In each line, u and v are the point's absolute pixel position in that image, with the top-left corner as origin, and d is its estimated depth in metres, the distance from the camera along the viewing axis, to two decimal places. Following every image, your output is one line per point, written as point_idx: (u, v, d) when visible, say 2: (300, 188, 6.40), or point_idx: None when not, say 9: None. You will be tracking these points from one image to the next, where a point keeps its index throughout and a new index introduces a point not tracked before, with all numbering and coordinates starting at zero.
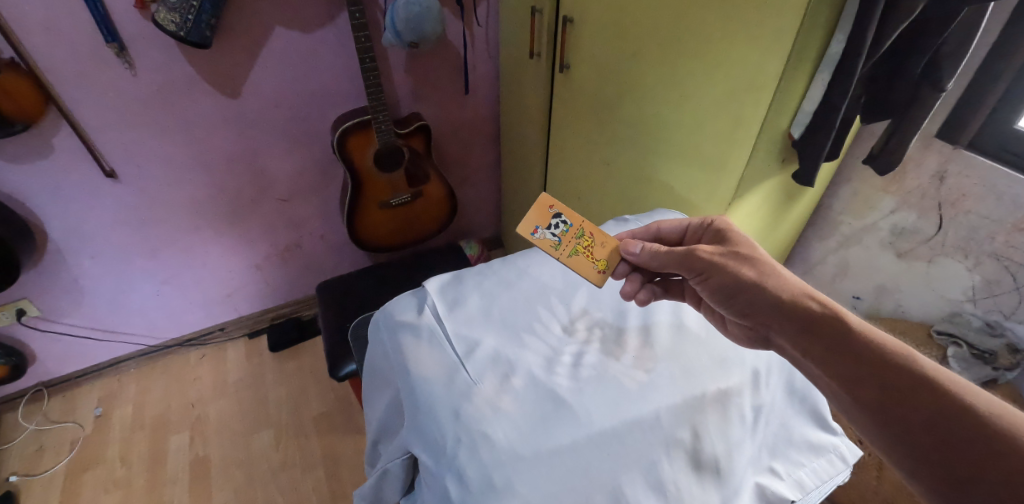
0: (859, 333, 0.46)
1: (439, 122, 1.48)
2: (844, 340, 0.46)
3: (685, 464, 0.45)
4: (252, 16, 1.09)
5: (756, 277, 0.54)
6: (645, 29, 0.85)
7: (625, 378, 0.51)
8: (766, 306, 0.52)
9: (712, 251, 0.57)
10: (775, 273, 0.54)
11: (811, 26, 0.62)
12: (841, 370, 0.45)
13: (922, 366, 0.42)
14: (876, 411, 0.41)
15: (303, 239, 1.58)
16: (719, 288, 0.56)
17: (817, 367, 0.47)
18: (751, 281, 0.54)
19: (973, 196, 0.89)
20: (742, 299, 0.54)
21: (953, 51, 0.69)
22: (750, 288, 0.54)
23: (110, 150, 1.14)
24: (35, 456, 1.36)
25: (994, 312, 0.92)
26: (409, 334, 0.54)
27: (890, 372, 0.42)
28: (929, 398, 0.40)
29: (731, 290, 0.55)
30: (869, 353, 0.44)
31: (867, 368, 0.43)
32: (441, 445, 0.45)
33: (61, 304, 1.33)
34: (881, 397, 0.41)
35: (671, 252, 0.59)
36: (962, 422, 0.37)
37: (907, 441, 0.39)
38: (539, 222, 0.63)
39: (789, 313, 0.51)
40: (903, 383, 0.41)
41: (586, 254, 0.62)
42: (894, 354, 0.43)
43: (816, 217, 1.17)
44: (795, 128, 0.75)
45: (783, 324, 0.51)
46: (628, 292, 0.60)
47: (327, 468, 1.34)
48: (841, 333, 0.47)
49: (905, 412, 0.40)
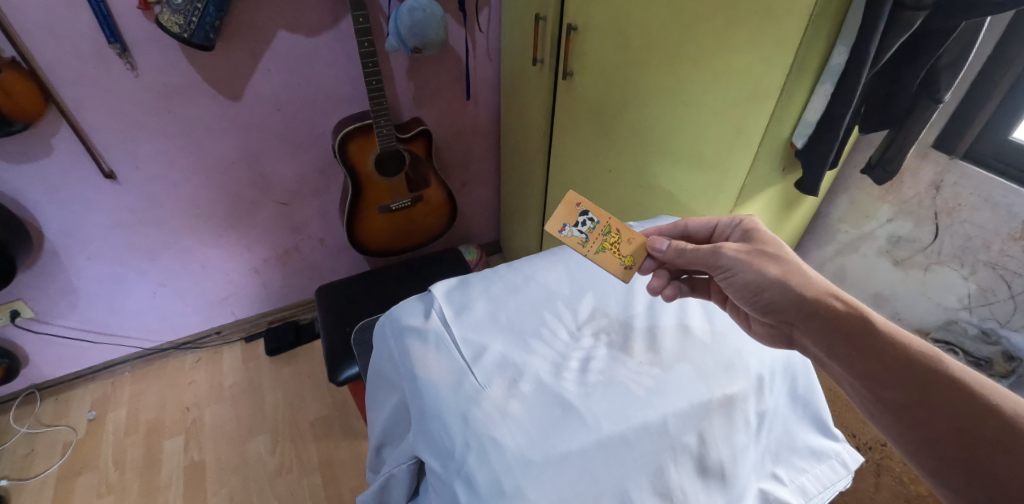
0: (885, 334, 0.47)
1: (441, 126, 1.48)
2: (869, 341, 0.47)
3: (691, 469, 0.46)
4: (256, 19, 1.10)
5: (781, 274, 0.54)
6: (650, 37, 0.85)
7: (633, 383, 0.51)
8: (791, 304, 0.53)
9: (737, 249, 0.57)
10: (801, 272, 0.54)
11: (813, 37, 0.63)
12: (866, 372, 0.46)
13: (948, 367, 0.43)
14: (898, 412, 0.43)
15: (301, 243, 1.57)
16: (742, 286, 0.57)
17: (842, 370, 0.48)
18: (775, 280, 0.54)
19: (969, 205, 0.90)
20: (766, 294, 0.55)
21: (950, 64, 0.71)
22: (772, 284, 0.54)
23: (109, 151, 1.13)
24: (26, 460, 1.34)
25: (989, 320, 0.94)
26: (416, 338, 0.54)
27: (919, 371, 0.43)
28: (954, 399, 0.41)
29: (755, 287, 0.56)
30: (893, 352, 0.45)
31: (889, 369, 0.44)
32: (450, 449, 0.45)
33: (56, 306, 1.31)
34: (904, 399, 0.42)
35: (697, 251, 0.59)
36: (993, 423, 0.38)
37: (933, 440, 0.40)
38: (567, 219, 0.63)
39: (812, 311, 0.51)
40: (930, 388, 0.42)
41: (613, 251, 0.62)
42: (916, 353, 0.44)
43: (814, 225, 1.18)
44: (796, 138, 0.76)
45: (806, 323, 0.52)
46: (654, 287, 0.62)
47: (323, 474, 1.33)
48: (868, 333, 0.47)
49: (929, 415, 0.41)
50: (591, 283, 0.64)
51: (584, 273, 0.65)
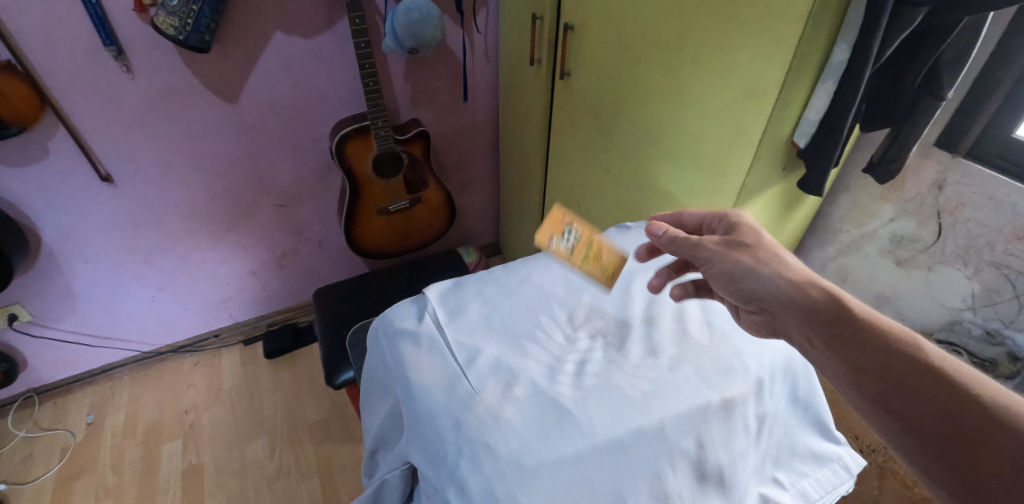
0: (864, 322, 0.43)
1: (439, 128, 1.47)
2: (848, 331, 0.43)
3: (689, 474, 0.45)
4: (252, 21, 1.09)
5: (756, 264, 0.53)
6: (648, 36, 0.85)
7: (628, 386, 0.50)
8: (772, 294, 0.51)
9: (714, 242, 0.57)
10: (778, 263, 0.52)
11: (812, 35, 0.63)
12: (848, 360, 0.42)
13: (927, 353, 0.40)
14: (878, 402, 0.40)
15: (300, 245, 1.57)
16: (721, 277, 0.56)
17: (821, 358, 0.45)
18: (749, 268, 0.53)
19: (972, 204, 0.89)
20: (742, 284, 0.54)
21: (953, 61, 0.70)
22: (748, 277, 0.53)
23: (106, 154, 1.13)
24: (25, 464, 1.33)
25: (994, 320, 0.93)
26: (409, 342, 0.53)
27: (901, 359, 0.40)
28: (934, 388, 0.38)
29: (734, 277, 0.55)
30: (872, 341, 0.42)
31: (871, 356, 0.41)
32: (442, 454, 0.44)
33: (54, 309, 1.31)
34: (885, 388, 0.40)
35: (686, 240, 0.58)
36: (974, 413, 0.36)
37: (915, 430, 0.37)
38: (553, 231, 0.64)
39: (793, 300, 0.49)
40: (909, 375, 0.39)
41: (597, 261, 0.62)
42: (897, 341, 0.41)
43: (815, 226, 1.17)
44: (799, 137, 0.74)
45: (788, 310, 0.49)
46: (655, 286, 0.62)
47: (322, 477, 1.32)
48: (847, 322, 0.44)
49: (911, 404, 0.38)
50: (588, 285, 0.63)
51: (580, 274, 0.64)
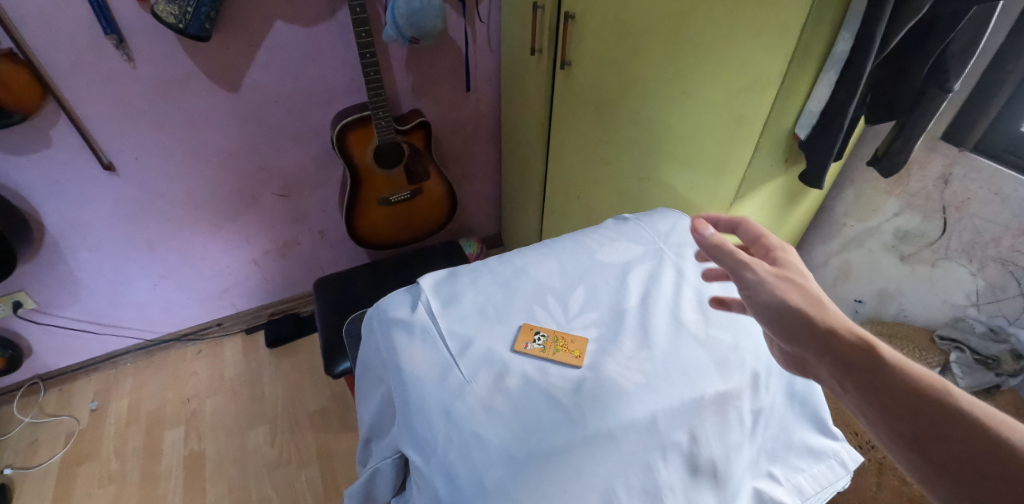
0: (900, 372, 0.40)
1: (440, 118, 1.46)
2: (887, 384, 0.39)
3: (681, 467, 0.45)
4: (253, 9, 1.08)
5: (806, 305, 0.46)
6: (650, 26, 0.83)
7: (621, 378, 0.50)
8: (805, 334, 0.45)
9: (764, 269, 0.49)
10: (819, 299, 0.46)
11: (815, 26, 0.61)
12: (885, 410, 0.39)
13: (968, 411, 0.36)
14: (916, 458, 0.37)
15: (301, 235, 1.57)
16: (759, 307, 0.48)
17: (857, 411, 0.41)
18: (797, 309, 0.46)
19: (979, 199, 0.87)
20: (783, 319, 0.46)
21: (960, 52, 0.68)
22: (789, 312, 0.46)
23: (108, 142, 1.13)
24: (30, 449, 1.35)
25: (998, 317, 0.91)
26: (402, 331, 0.53)
27: (946, 420, 0.36)
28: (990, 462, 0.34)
29: (775, 313, 0.47)
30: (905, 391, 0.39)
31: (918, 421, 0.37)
32: (431, 444, 0.44)
33: (58, 297, 1.32)
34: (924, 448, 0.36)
35: (733, 254, 0.51)
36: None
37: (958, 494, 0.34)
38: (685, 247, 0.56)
39: (827, 344, 0.43)
40: (956, 443, 0.35)
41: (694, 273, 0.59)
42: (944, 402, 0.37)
43: (819, 219, 1.15)
44: (800, 129, 0.74)
45: (821, 356, 0.43)
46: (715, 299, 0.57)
47: (321, 465, 1.33)
48: (881, 371, 0.40)
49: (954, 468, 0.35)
50: (583, 275, 0.62)
51: (576, 265, 0.63)
